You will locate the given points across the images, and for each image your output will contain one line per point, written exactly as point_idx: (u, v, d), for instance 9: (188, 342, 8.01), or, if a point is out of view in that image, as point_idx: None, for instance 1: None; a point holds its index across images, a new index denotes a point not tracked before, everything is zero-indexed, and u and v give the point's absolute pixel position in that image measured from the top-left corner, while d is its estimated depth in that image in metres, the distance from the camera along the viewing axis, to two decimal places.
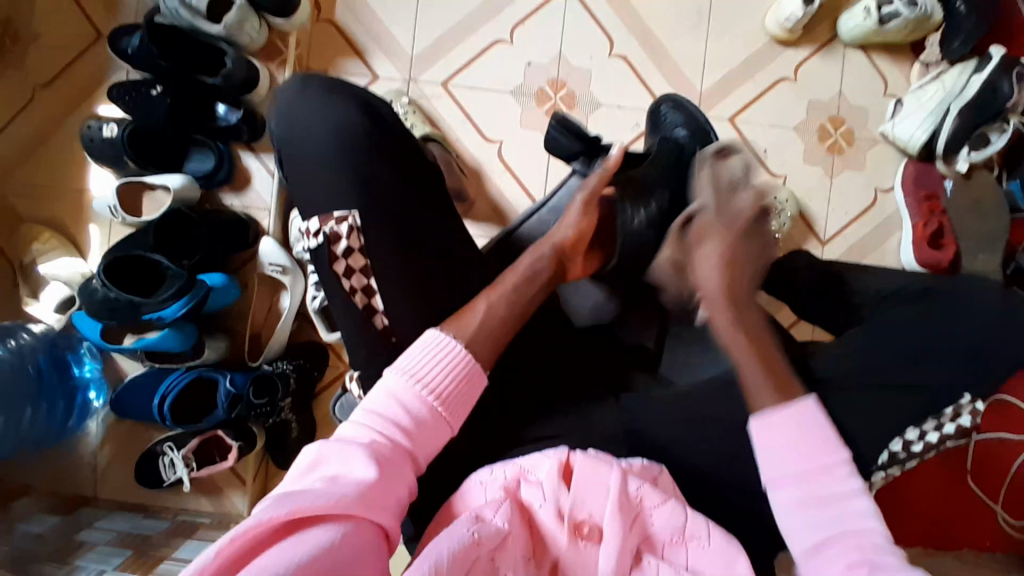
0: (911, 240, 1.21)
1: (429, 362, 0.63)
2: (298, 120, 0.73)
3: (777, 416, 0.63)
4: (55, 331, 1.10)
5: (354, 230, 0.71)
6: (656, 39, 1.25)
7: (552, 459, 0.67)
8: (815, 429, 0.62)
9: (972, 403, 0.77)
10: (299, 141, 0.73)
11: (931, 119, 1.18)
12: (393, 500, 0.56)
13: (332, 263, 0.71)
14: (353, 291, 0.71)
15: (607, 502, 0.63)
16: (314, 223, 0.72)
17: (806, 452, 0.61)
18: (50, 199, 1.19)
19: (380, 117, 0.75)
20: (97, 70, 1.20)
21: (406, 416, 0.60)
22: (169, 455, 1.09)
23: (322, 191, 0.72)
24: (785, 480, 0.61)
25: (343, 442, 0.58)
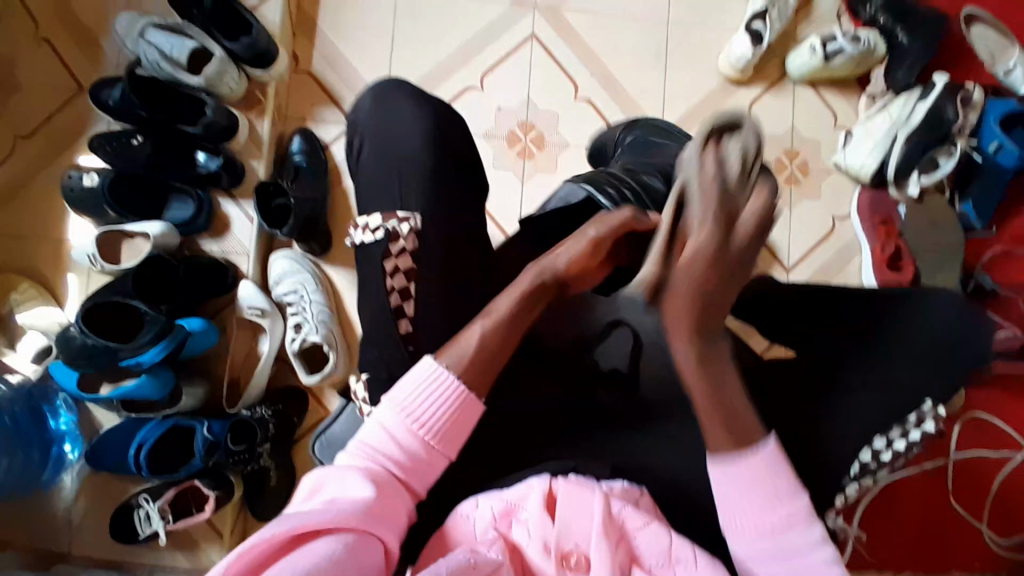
0: (871, 264, 1.27)
1: (419, 394, 0.65)
2: (393, 117, 0.80)
3: (731, 472, 0.63)
4: (32, 382, 1.11)
5: (412, 233, 0.74)
6: (617, 82, 1.33)
7: (538, 489, 0.66)
8: (772, 478, 0.63)
9: (933, 408, 0.79)
10: (386, 137, 0.79)
11: (880, 148, 1.26)
12: (390, 522, 0.59)
13: (383, 259, 0.74)
14: (392, 290, 0.73)
15: (592, 526, 0.64)
16: (375, 219, 0.75)
17: (763, 507, 0.62)
18: (27, 250, 1.20)
19: (457, 127, 0.82)
20: (77, 124, 1.23)
21: (400, 445, 0.63)
22: (145, 507, 1.08)
23: (389, 188, 0.77)
24: (745, 535, 0.63)
25: (342, 468, 0.61)
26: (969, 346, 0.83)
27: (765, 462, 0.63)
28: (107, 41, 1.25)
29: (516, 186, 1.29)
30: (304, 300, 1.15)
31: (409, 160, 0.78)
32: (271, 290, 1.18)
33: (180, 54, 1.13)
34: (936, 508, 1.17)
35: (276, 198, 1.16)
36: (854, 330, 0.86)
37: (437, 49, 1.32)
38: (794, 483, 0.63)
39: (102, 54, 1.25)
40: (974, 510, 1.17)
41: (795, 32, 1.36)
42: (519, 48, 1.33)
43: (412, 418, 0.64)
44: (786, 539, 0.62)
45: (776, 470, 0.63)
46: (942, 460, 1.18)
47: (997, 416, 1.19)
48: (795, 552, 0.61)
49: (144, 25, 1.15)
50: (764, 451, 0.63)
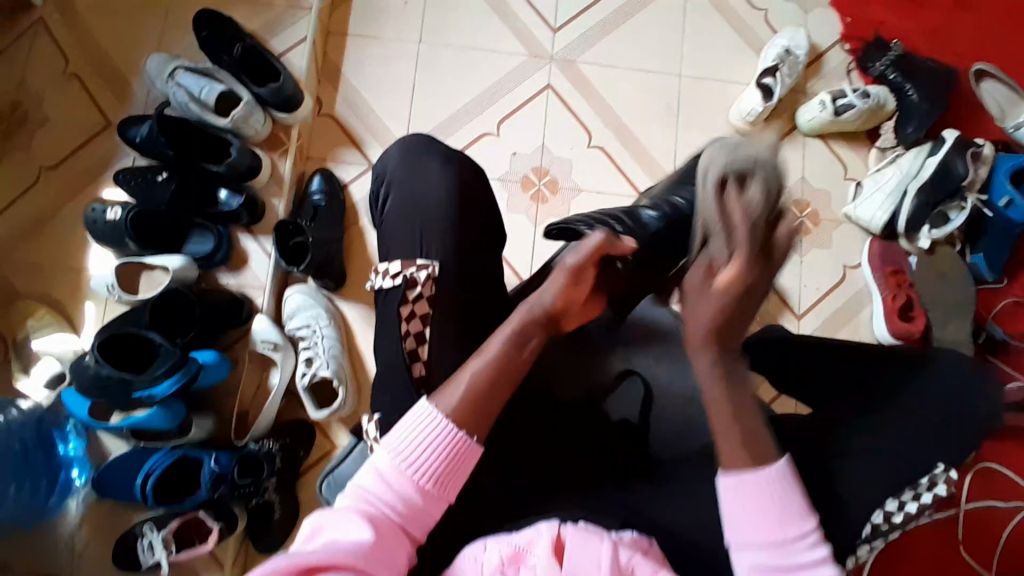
0: (882, 314, 1.26)
1: (417, 439, 0.65)
2: (419, 170, 0.83)
3: (744, 487, 0.64)
4: (43, 408, 1.10)
5: (428, 279, 0.76)
6: (630, 130, 1.36)
7: (545, 534, 0.64)
8: (780, 497, 0.64)
9: (946, 471, 0.77)
10: (410, 185, 0.82)
11: (891, 200, 1.28)
12: (386, 565, 0.60)
13: (401, 304, 0.76)
14: (407, 334, 0.75)
15: (600, 574, 0.62)
16: (394, 266, 0.77)
17: (771, 525, 0.64)
18: (49, 277, 1.22)
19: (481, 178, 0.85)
20: (106, 157, 1.27)
21: (397, 489, 0.63)
22: (148, 537, 1.06)
23: (412, 238, 0.79)
24: (751, 547, 0.64)
25: (341, 512, 0.62)
26: (981, 406, 0.82)
27: (774, 482, 0.64)
28: (139, 80, 1.31)
29: (528, 229, 1.31)
30: (315, 335, 1.16)
31: (429, 210, 0.80)
32: (285, 324, 1.18)
33: (208, 96, 1.19)
34: (945, 559, 1.13)
35: (294, 236, 1.18)
36: (862, 386, 0.86)
37: (456, 96, 1.36)
38: (803, 506, 0.65)
39: (135, 92, 1.30)
40: (984, 562, 1.13)
41: (805, 86, 1.39)
42: (535, 97, 1.37)
43: (409, 462, 0.64)
44: (790, 554, 0.63)
45: (785, 488, 0.65)
46: (953, 512, 1.14)
47: (1009, 467, 1.17)
48: (798, 567, 0.63)
49: (174, 68, 1.21)
50: (776, 470, 0.65)
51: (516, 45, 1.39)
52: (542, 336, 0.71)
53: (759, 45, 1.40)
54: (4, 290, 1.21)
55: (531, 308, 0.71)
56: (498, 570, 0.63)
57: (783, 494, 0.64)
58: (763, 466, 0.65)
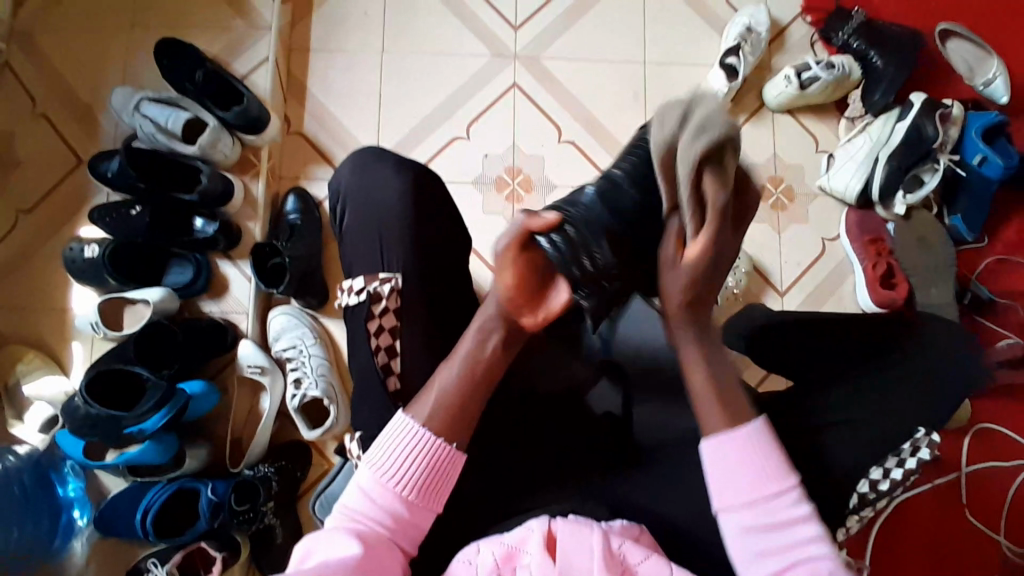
0: (865, 284, 1.27)
1: (395, 453, 0.67)
2: (372, 178, 0.83)
3: (723, 448, 0.65)
4: (38, 451, 1.13)
5: (392, 291, 0.78)
6: (599, 121, 1.36)
7: (537, 531, 0.65)
8: (759, 456, 0.65)
9: (928, 436, 0.79)
10: (368, 199, 0.83)
11: (863, 168, 1.28)
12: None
13: (368, 320, 0.77)
14: (378, 349, 0.76)
15: (593, 564, 0.63)
16: (358, 282, 0.78)
17: (752, 483, 0.64)
18: (33, 320, 1.23)
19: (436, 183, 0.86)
20: (78, 195, 1.27)
21: (383, 503, 0.66)
22: (153, 572, 1.06)
23: (375, 248, 0.80)
24: (737, 506, 0.64)
25: (331, 532, 0.64)
26: (959, 369, 0.83)
27: (750, 440, 0.65)
28: (105, 115, 1.31)
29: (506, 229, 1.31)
30: (303, 354, 1.17)
31: (385, 213, 0.81)
32: (270, 347, 1.19)
33: (174, 125, 1.19)
34: (952, 524, 1.14)
35: (272, 257, 1.19)
36: (841, 358, 0.87)
37: (423, 103, 1.36)
38: (783, 463, 0.65)
39: (102, 128, 1.30)
40: (991, 523, 1.14)
41: (770, 62, 1.39)
42: (502, 97, 1.37)
43: (392, 476, 0.66)
44: (775, 508, 0.64)
45: (762, 447, 0.65)
46: (952, 474, 1.16)
47: (1006, 424, 1.17)
48: (782, 523, 0.63)
49: (139, 99, 1.21)
50: (752, 429, 0.66)
51: (478, 47, 1.38)
52: (505, 333, 0.69)
53: (720, 26, 1.40)
54: None
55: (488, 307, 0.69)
56: (493, 570, 0.65)
57: (760, 451, 0.65)
58: (741, 427, 0.66)
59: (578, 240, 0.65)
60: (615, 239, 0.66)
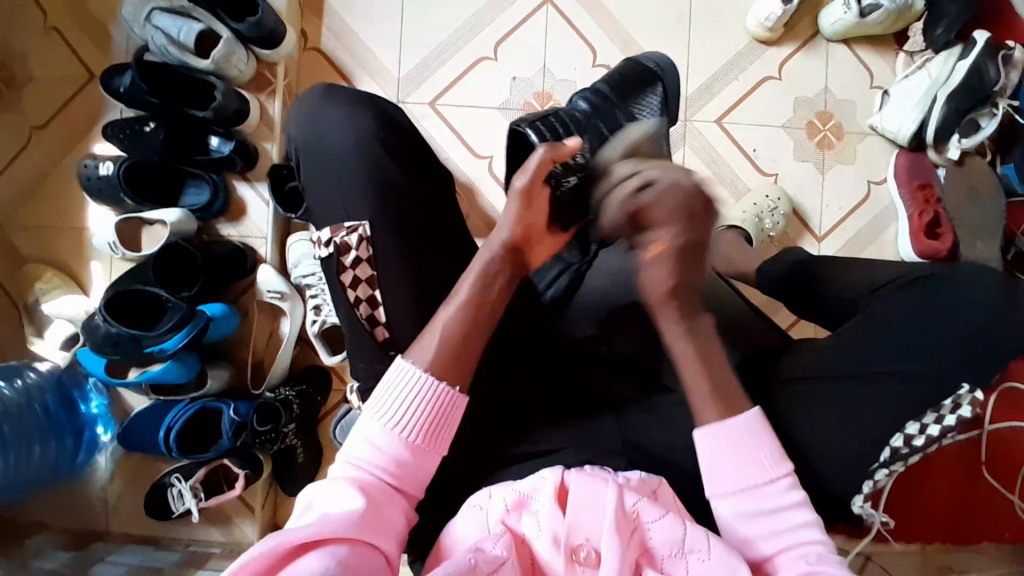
0: (907, 233, 1.20)
1: (399, 402, 0.66)
2: (321, 122, 0.76)
3: (715, 436, 0.67)
4: (61, 369, 1.12)
5: (363, 241, 0.73)
6: (637, 46, 1.27)
7: (549, 481, 0.65)
8: (754, 444, 0.67)
9: (971, 393, 0.75)
10: (318, 147, 0.76)
11: (919, 109, 1.18)
12: (385, 527, 0.61)
13: (340, 273, 0.72)
14: (358, 302, 0.72)
15: (604, 521, 0.62)
16: (325, 233, 0.74)
17: (747, 470, 0.67)
18: (50, 239, 1.21)
19: (395, 125, 0.78)
20: (91, 110, 1.23)
21: (385, 449, 0.65)
22: (178, 486, 1.10)
23: (335, 198, 0.74)
24: (730, 493, 0.67)
25: (333, 483, 0.63)
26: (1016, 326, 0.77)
27: (743, 429, 0.67)
28: (115, 25, 1.23)
29: None
30: (321, 283, 1.14)
31: (345, 158, 0.74)
32: (290, 274, 1.17)
33: (186, 37, 1.11)
34: (968, 480, 1.13)
35: (289, 180, 1.14)
36: (889, 314, 0.81)
37: (446, 22, 1.27)
38: (778, 451, 0.68)
39: (112, 38, 1.23)
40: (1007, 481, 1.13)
41: None
42: (532, 15, 1.27)
43: (397, 424, 0.65)
44: (769, 491, 0.66)
45: (759, 434, 0.68)
46: (975, 433, 1.14)
47: None
48: (777, 511, 0.66)
49: (150, 9, 1.13)
50: (746, 420, 0.68)
51: None
52: (510, 271, 0.72)
53: None
54: (9, 254, 1.21)
55: (496, 249, 0.71)
56: (501, 515, 0.65)
57: (757, 436, 0.68)
58: (735, 416, 0.68)
59: (556, 126, 0.83)
60: (592, 131, 0.83)
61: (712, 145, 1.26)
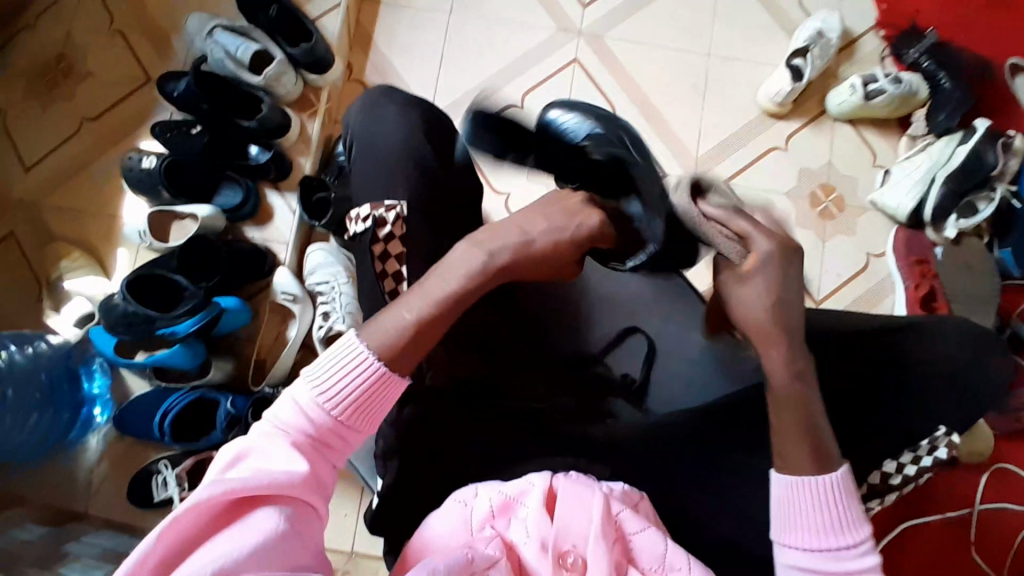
0: (904, 303, 1.24)
1: (338, 374, 0.61)
2: (378, 120, 0.80)
3: (792, 489, 0.61)
4: (72, 344, 1.16)
5: (398, 218, 0.72)
6: (654, 107, 1.36)
7: (538, 485, 0.61)
8: (833, 505, 0.61)
9: (947, 435, 0.74)
10: (370, 141, 0.79)
11: (917, 188, 1.25)
12: (318, 485, 0.58)
13: (372, 246, 0.71)
14: (384, 275, 0.70)
15: (590, 527, 0.59)
16: (362, 209, 0.72)
17: (821, 530, 0.60)
18: (84, 222, 1.28)
19: (444, 133, 0.82)
20: (143, 110, 1.33)
21: (320, 415, 0.60)
22: (163, 473, 1.11)
23: (377, 183, 0.76)
24: (797, 545, 0.61)
25: (268, 435, 0.59)
26: (999, 382, 0.79)
27: (830, 487, 0.60)
28: (180, 40, 1.35)
29: (548, 201, 1.32)
30: (334, 290, 1.18)
31: (387, 154, 0.77)
32: (305, 279, 1.21)
33: (243, 55, 1.22)
34: (955, 558, 1.11)
35: (318, 192, 1.20)
36: (892, 358, 0.77)
37: (481, 68, 1.38)
38: (859, 515, 0.61)
39: (174, 49, 1.35)
40: (996, 565, 1.11)
41: (837, 71, 1.37)
42: (561, 70, 1.38)
43: (333, 395, 0.60)
44: (837, 560, 0.60)
45: (844, 494, 0.61)
46: (964, 510, 1.13)
47: None
48: (850, 575, 0.59)
49: (214, 27, 1.26)
50: (835, 478, 0.61)
51: (546, 19, 1.40)
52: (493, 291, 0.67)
53: (791, 28, 1.38)
54: (43, 232, 1.28)
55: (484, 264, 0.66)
56: (487, 518, 0.60)
57: (840, 499, 0.61)
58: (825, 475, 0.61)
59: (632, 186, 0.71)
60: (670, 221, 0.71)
61: None
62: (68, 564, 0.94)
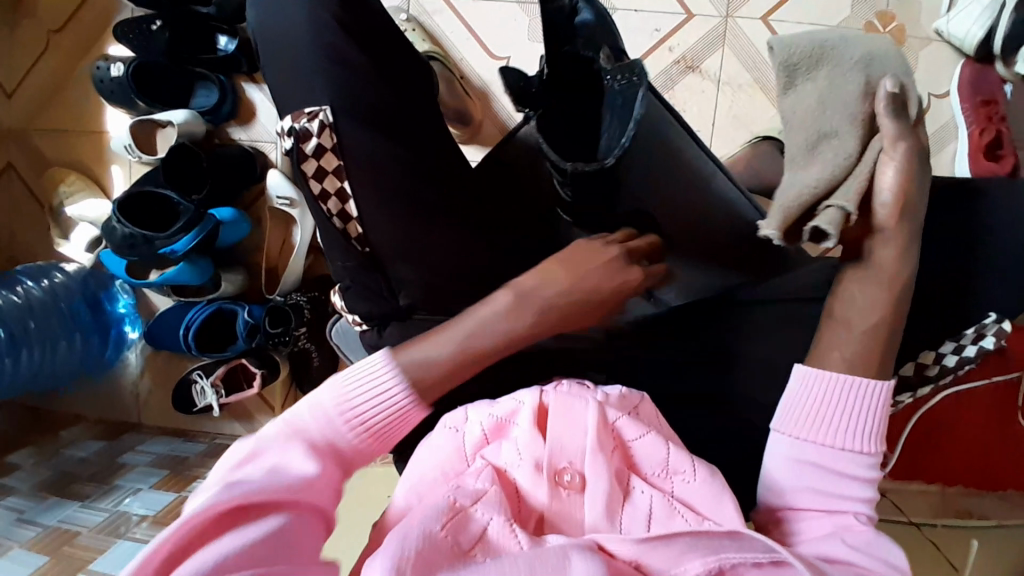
0: (966, 153, 1.07)
1: (371, 394, 0.54)
2: (277, 4, 0.66)
3: (815, 383, 0.53)
4: (88, 270, 1.19)
5: (325, 127, 0.64)
6: None
7: (527, 403, 0.58)
8: (857, 409, 0.52)
9: (997, 323, 0.66)
10: (275, 34, 0.67)
11: (988, 14, 1.03)
12: (328, 506, 0.50)
13: (303, 163, 0.65)
14: (325, 197, 0.66)
15: (585, 441, 0.56)
16: (284, 121, 0.65)
17: (836, 431, 0.52)
18: (71, 142, 1.23)
19: (360, 6, 0.68)
20: (102, 9, 1.20)
21: (345, 428, 0.53)
22: (199, 382, 1.16)
23: (295, 82, 0.66)
24: (801, 440, 0.53)
25: (283, 434, 0.52)
26: None
27: (859, 389, 0.52)
28: None
29: None
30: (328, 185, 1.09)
31: (295, 48, 0.65)
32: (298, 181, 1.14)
33: None
34: None
35: None
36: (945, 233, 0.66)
37: None
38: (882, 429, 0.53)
39: None
40: None
41: None
42: None
43: (360, 414, 0.54)
44: (846, 463, 0.52)
45: (872, 402, 0.53)
46: None
47: None
48: (844, 479, 0.52)
49: None
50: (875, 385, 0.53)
51: None
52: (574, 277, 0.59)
53: None
54: (35, 156, 1.25)
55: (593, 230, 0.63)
56: (480, 442, 0.58)
57: (866, 406, 0.52)
58: (858, 379, 0.53)
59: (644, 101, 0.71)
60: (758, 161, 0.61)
61: (750, 41, 1.14)
62: (125, 474, 1.06)
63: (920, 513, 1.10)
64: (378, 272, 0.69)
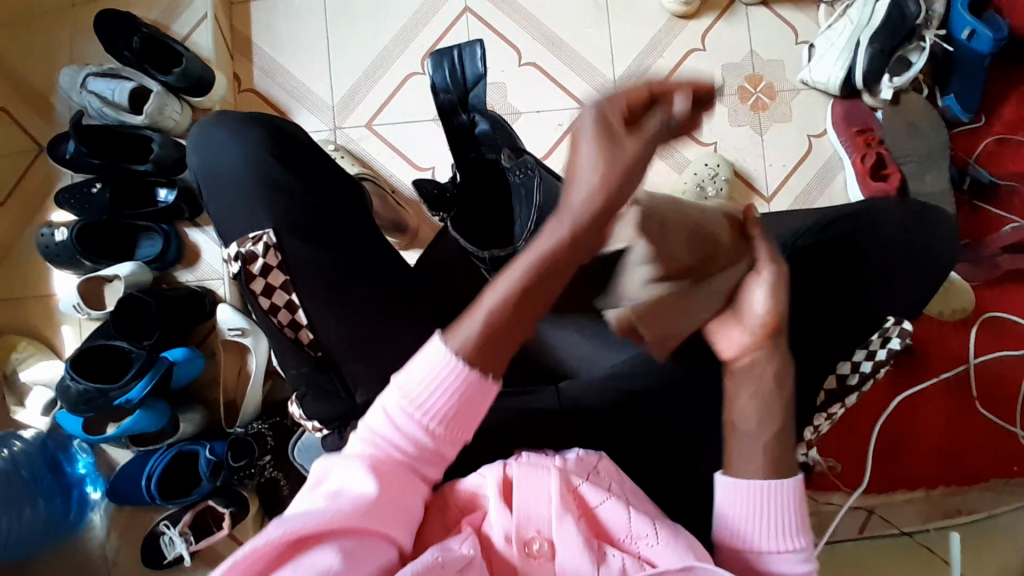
0: (854, 179, 1.18)
1: (429, 385, 0.57)
2: (214, 152, 0.75)
3: (739, 493, 0.59)
4: (44, 433, 1.17)
5: (269, 248, 0.70)
6: (559, 37, 1.29)
7: (490, 477, 0.58)
8: (779, 511, 0.59)
9: (897, 324, 0.80)
10: (215, 177, 0.74)
11: (845, 55, 1.18)
12: (393, 516, 0.54)
13: (251, 283, 0.70)
14: (276, 309, 0.70)
15: (550, 507, 0.56)
16: (230, 249, 0.71)
17: (762, 534, 0.59)
18: (19, 310, 1.25)
19: (293, 142, 0.77)
20: (44, 182, 1.27)
21: (413, 427, 0.57)
22: (168, 532, 1.12)
23: (237, 214, 0.72)
24: (733, 547, 0.59)
25: (348, 459, 0.57)
26: None
27: (778, 495, 0.58)
28: (56, 98, 1.28)
29: None
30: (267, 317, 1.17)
31: (236, 183, 0.73)
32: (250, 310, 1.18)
33: (121, 96, 1.17)
34: (958, 416, 1.12)
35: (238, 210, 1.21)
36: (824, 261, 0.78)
37: (372, 42, 1.30)
38: (804, 526, 0.59)
39: (56, 110, 1.28)
40: (1004, 414, 1.12)
41: None
42: (454, 25, 1.30)
43: (421, 408, 0.57)
44: (775, 561, 0.58)
45: (790, 504, 0.59)
46: (961, 367, 1.13)
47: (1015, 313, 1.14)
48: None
49: (84, 76, 1.19)
50: (788, 487, 0.59)
51: None
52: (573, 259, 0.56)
53: None
54: None
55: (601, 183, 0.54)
56: None
57: (784, 509, 0.59)
58: (774, 483, 0.59)
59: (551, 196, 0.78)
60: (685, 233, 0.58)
61: None
62: None
63: (909, 522, 1.06)
64: (331, 373, 0.70)
